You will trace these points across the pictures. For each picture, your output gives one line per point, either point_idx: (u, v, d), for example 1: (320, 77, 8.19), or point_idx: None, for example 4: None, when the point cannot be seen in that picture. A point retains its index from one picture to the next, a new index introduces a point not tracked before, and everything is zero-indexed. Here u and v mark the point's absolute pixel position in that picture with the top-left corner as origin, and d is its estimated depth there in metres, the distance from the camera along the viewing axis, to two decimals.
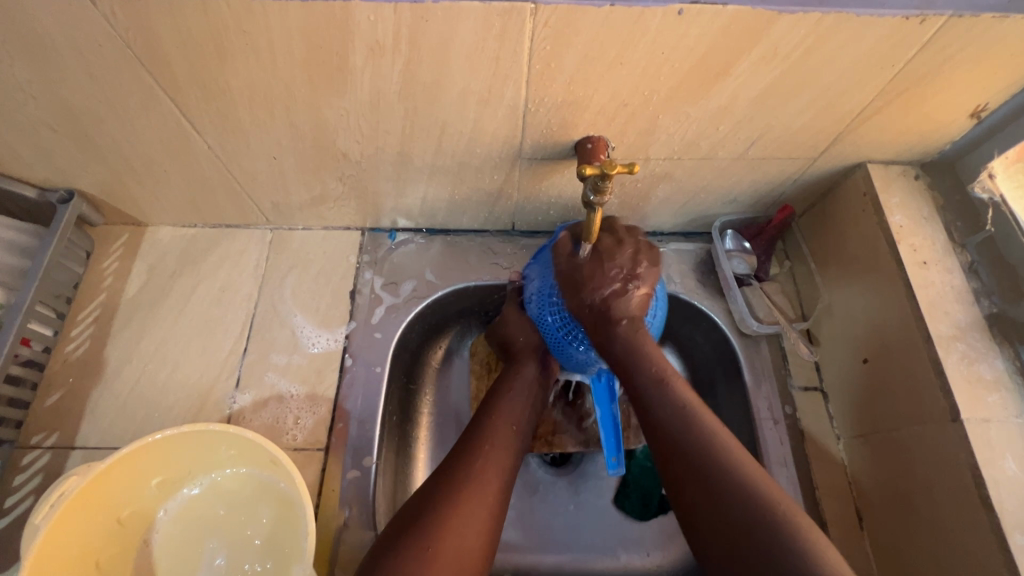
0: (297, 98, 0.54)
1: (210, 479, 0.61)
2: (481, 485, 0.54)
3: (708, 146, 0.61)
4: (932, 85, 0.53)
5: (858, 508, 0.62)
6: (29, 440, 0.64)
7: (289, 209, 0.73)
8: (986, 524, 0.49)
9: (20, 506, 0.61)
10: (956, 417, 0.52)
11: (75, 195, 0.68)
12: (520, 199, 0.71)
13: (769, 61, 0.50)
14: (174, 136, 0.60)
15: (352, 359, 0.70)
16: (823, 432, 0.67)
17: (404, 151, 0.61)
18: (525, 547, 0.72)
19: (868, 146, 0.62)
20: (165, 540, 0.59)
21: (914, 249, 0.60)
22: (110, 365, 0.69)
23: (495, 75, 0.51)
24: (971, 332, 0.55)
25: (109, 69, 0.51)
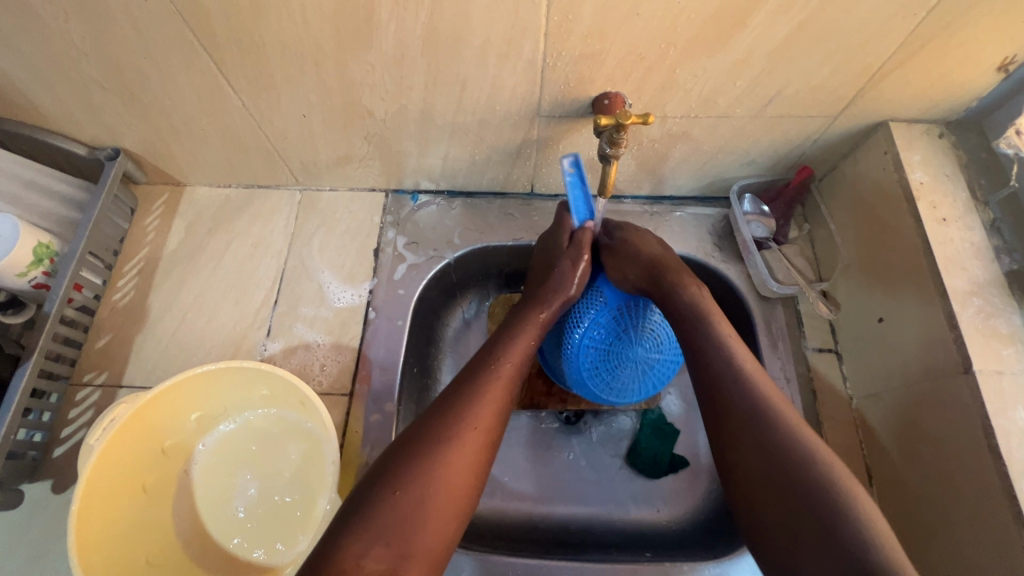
0: (325, 54, 0.56)
1: (244, 417, 0.65)
2: (468, 461, 0.50)
3: (725, 103, 0.61)
4: (956, 35, 0.52)
5: (868, 465, 0.63)
6: (82, 378, 0.69)
7: (317, 168, 0.76)
8: (992, 471, 0.49)
9: (75, 437, 0.66)
10: (969, 369, 0.52)
11: (120, 152, 0.73)
12: (539, 158, 0.72)
13: (787, 11, 0.50)
14: (211, 93, 0.63)
15: (375, 312, 0.73)
16: (836, 392, 0.67)
17: (427, 108, 0.64)
18: (535, 496, 0.75)
19: (890, 103, 0.61)
20: (204, 470, 0.64)
21: (933, 206, 0.59)
22: (153, 313, 0.74)
23: (514, 27, 0.52)
24: (989, 289, 0.55)
25: (153, 26, 0.54)
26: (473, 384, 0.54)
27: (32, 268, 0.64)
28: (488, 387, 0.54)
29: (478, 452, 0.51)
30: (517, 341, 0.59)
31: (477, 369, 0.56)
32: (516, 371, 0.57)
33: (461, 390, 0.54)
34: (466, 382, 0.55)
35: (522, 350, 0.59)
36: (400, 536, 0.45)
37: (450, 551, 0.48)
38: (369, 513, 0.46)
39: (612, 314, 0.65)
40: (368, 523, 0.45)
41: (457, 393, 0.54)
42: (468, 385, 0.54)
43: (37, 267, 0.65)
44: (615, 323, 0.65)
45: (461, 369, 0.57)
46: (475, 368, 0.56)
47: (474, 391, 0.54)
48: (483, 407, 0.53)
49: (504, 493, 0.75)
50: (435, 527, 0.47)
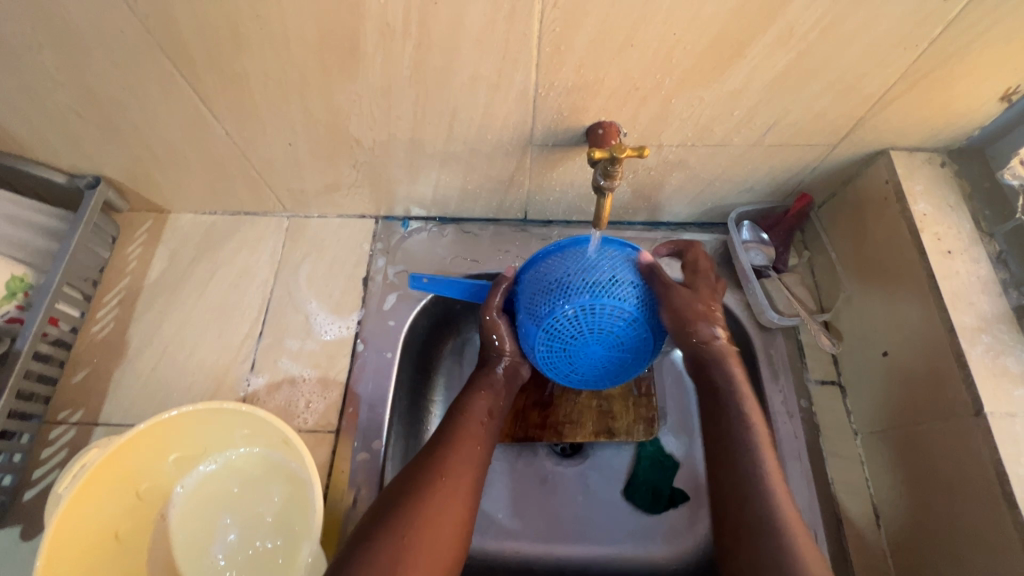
0: (310, 84, 0.55)
1: (225, 456, 0.62)
2: (445, 509, 0.51)
3: (723, 132, 0.60)
4: (958, 67, 0.51)
5: (875, 505, 0.61)
6: (56, 416, 0.66)
7: (305, 196, 0.75)
8: (1009, 521, 0.47)
9: (47, 479, 0.63)
10: (980, 411, 0.49)
11: (101, 180, 0.71)
12: (532, 187, 0.71)
13: (785, 42, 0.49)
14: (194, 122, 0.61)
15: (364, 344, 0.71)
16: (841, 428, 0.65)
17: (416, 137, 0.62)
18: (532, 536, 0.73)
19: (891, 132, 0.60)
20: (183, 514, 0.60)
21: (938, 238, 0.57)
22: (133, 346, 0.71)
23: (505, 59, 0.51)
24: (998, 324, 0.53)
25: (132, 56, 0.52)
26: (440, 438, 0.57)
27: (3, 302, 0.63)
28: (455, 439, 0.57)
29: (453, 499, 0.52)
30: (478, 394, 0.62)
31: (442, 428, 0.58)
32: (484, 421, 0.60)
33: (431, 446, 0.56)
34: (436, 437, 0.57)
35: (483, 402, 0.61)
36: None
37: None
38: (356, 568, 0.46)
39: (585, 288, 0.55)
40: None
41: (425, 447, 0.56)
42: (437, 439, 0.57)
43: (9, 301, 0.63)
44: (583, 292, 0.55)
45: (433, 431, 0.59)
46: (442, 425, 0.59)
47: (447, 443, 0.56)
48: (453, 455, 0.55)
49: (498, 532, 0.73)
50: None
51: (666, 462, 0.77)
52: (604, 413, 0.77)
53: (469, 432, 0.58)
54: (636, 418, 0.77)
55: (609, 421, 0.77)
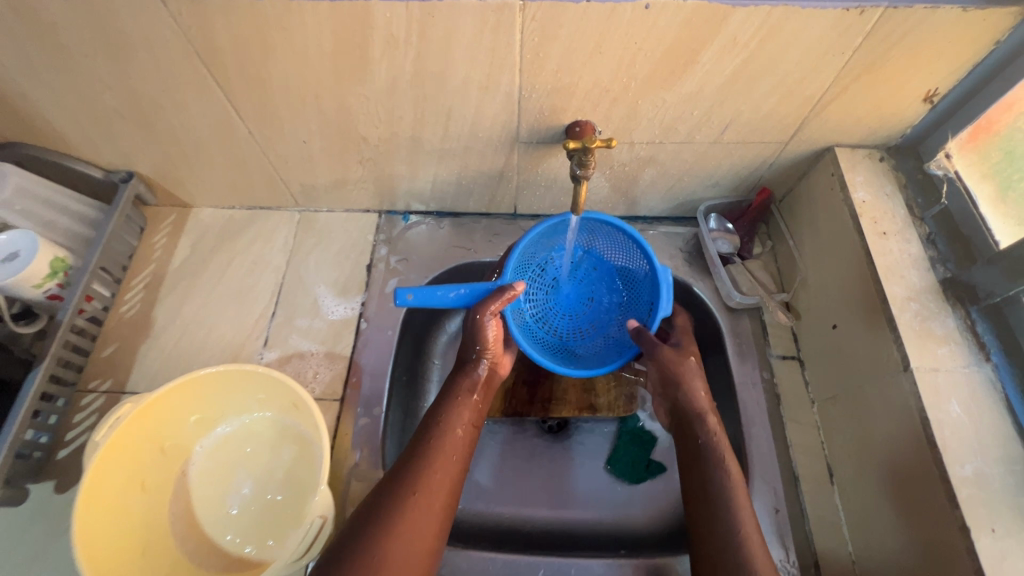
0: (325, 87, 0.63)
1: (241, 420, 0.69)
2: (411, 553, 0.53)
3: (686, 130, 0.68)
4: (883, 71, 0.59)
5: (829, 464, 0.67)
6: (87, 384, 0.73)
7: (316, 191, 0.83)
8: (929, 459, 0.52)
9: (79, 439, 0.69)
10: (908, 366, 0.56)
11: (133, 175, 0.79)
12: (520, 182, 0.79)
13: (731, 49, 0.57)
14: (222, 122, 0.69)
15: (367, 323, 0.78)
16: (799, 396, 0.72)
17: (416, 135, 0.70)
18: (519, 503, 0.79)
19: (833, 130, 0.68)
20: (201, 470, 0.67)
21: (875, 221, 0.65)
22: (158, 324, 0.78)
23: (492, 64, 0.59)
24: (925, 294, 0.60)
25: (173, 62, 0.61)
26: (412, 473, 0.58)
27: (47, 280, 0.70)
28: (418, 487, 0.57)
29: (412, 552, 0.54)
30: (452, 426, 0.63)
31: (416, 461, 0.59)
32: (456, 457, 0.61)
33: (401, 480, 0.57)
34: (406, 472, 0.58)
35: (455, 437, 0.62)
36: None
37: None
38: None
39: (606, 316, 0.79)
40: None
41: (395, 480, 0.58)
42: (398, 483, 0.57)
43: (52, 279, 0.70)
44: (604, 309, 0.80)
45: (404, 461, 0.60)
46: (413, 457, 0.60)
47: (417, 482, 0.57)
48: (413, 503, 0.56)
49: (487, 499, 0.79)
50: None
51: (644, 436, 0.84)
52: (588, 391, 0.84)
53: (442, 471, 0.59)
54: (617, 395, 0.84)
55: (593, 399, 0.83)
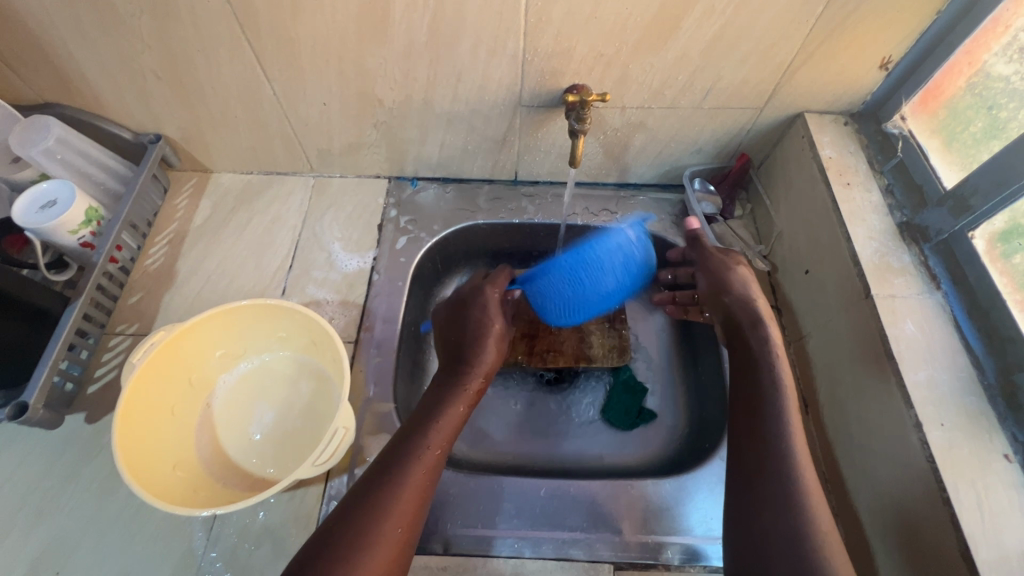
0: (349, 49, 0.70)
1: (261, 358, 0.74)
2: (387, 539, 0.50)
3: (671, 95, 0.76)
4: (843, 39, 0.68)
5: (805, 398, 0.73)
6: (115, 327, 0.78)
7: (331, 156, 0.89)
8: (888, 370, 0.59)
9: (107, 376, 0.74)
10: (868, 293, 0.63)
11: (161, 137, 0.85)
12: (521, 147, 0.86)
13: (710, 16, 0.65)
14: (249, 84, 0.76)
15: (379, 274, 0.84)
16: (777, 339, 0.79)
17: (428, 97, 0.77)
18: (520, 447, 0.85)
19: (803, 96, 0.76)
20: (224, 402, 0.72)
21: (840, 174, 0.73)
22: (181, 275, 0.83)
23: (500, 28, 0.67)
24: (884, 234, 0.68)
25: (212, 23, 0.67)
26: (395, 459, 0.56)
27: (82, 227, 0.74)
28: (399, 470, 0.55)
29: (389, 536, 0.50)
30: (444, 412, 0.62)
31: (401, 446, 0.57)
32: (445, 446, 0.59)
33: (383, 465, 0.55)
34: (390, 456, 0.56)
35: (449, 421, 0.61)
36: None
37: None
38: None
39: (616, 261, 0.70)
40: None
41: (377, 467, 0.55)
42: (384, 465, 0.55)
43: (86, 227, 0.75)
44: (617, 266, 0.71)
45: (388, 449, 0.58)
46: (402, 441, 0.58)
47: (400, 467, 0.55)
48: (395, 486, 0.53)
49: (490, 443, 0.85)
50: None
51: (637, 386, 0.88)
52: (582, 342, 0.89)
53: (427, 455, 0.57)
54: (609, 346, 0.89)
55: (587, 349, 0.88)
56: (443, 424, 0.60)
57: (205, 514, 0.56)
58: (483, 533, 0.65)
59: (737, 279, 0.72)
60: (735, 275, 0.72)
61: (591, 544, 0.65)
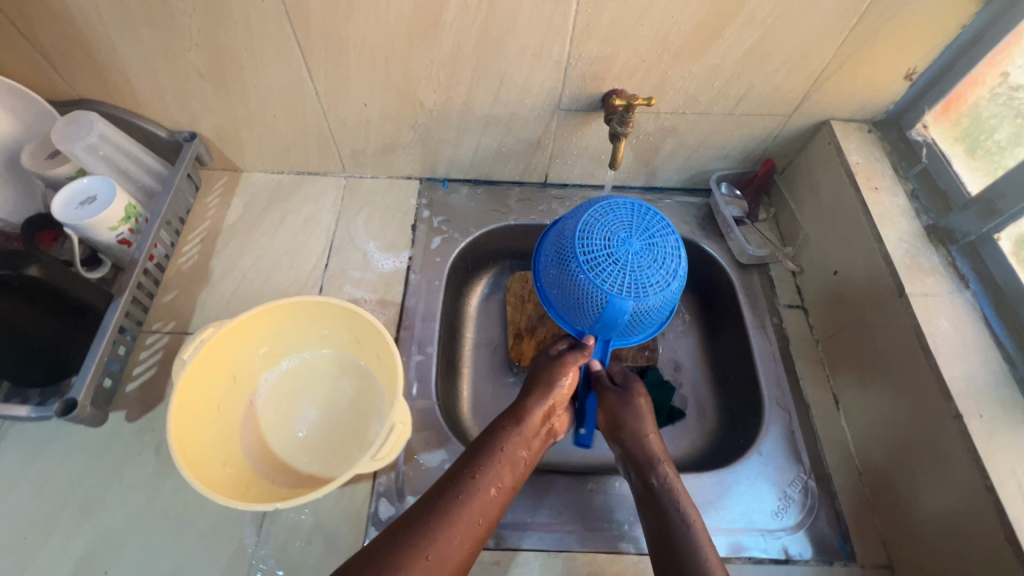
0: (397, 51, 0.71)
1: (302, 356, 0.74)
2: (460, 540, 0.54)
3: (706, 101, 0.78)
4: (872, 51, 0.71)
5: (835, 393, 0.77)
6: (151, 325, 0.77)
7: (365, 156, 0.90)
8: (926, 365, 0.62)
9: (146, 374, 0.73)
10: (902, 292, 0.66)
11: (196, 135, 0.85)
12: (554, 150, 0.88)
13: (750, 26, 0.68)
14: (292, 83, 0.76)
15: (416, 273, 0.84)
16: (804, 337, 0.82)
17: (469, 100, 0.79)
18: (550, 447, 0.80)
19: (830, 104, 0.79)
20: (267, 399, 0.72)
21: (869, 179, 0.76)
22: (216, 273, 0.83)
23: (547, 33, 0.68)
24: (913, 236, 0.71)
25: (263, 23, 0.68)
26: (480, 462, 0.60)
27: (122, 224, 0.74)
28: (481, 477, 0.59)
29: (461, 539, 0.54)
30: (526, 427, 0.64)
31: (486, 451, 0.61)
32: (522, 464, 0.63)
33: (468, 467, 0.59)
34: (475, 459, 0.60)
35: (529, 438, 0.64)
36: None
37: None
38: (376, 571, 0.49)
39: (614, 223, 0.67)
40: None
41: (463, 465, 0.60)
42: (469, 467, 0.59)
43: (126, 223, 0.74)
44: (626, 259, 0.65)
45: (474, 449, 0.62)
46: (488, 443, 0.62)
47: (482, 473, 0.59)
48: (474, 491, 0.57)
49: None
50: None
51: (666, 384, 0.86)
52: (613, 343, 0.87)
53: (506, 469, 0.60)
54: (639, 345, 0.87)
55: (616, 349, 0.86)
56: (523, 442, 0.63)
57: (260, 509, 0.55)
58: (533, 526, 0.66)
59: (631, 411, 0.69)
60: (624, 398, 0.70)
61: (637, 537, 0.66)
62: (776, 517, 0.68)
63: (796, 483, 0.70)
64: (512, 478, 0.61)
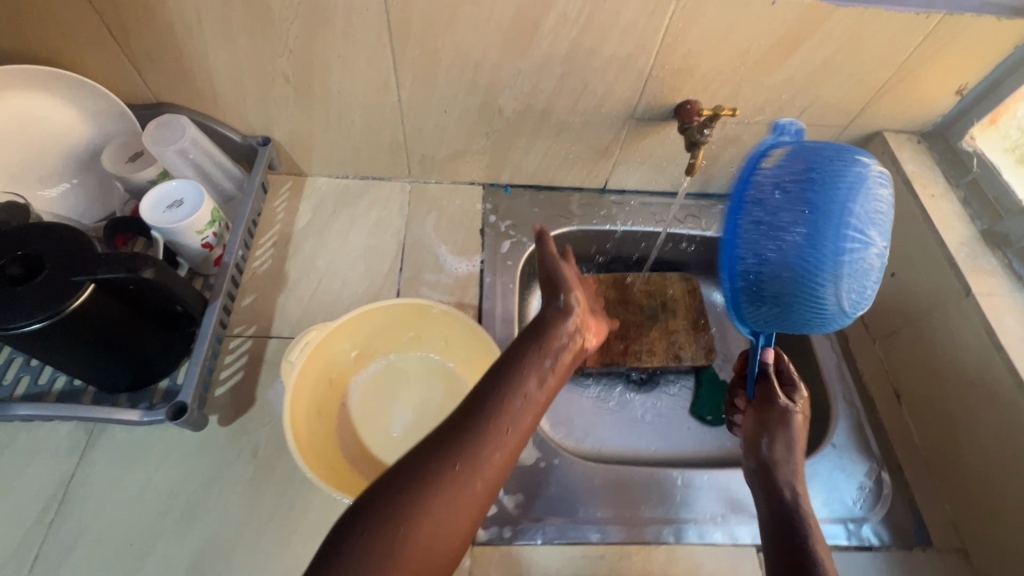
0: (488, 60, 0.73)
1: (389, 358, 0.76)
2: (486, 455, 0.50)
3: (771, 112, 0.83)
4: (931, 68, 0.76)
5: (895, 387, 0.81)
6: (233, 330, 0.77)
7: (433, 162, 0.91)
8: (1000, 359, 0.67)
9: (233, 378, 0.73)
10: (970, 292, 0.71)
11: (270, 140, 0.85)
12: (619, 157, 0.91)
13: (825, 43, 0.72)
14: (377, 89, 0.77)
15: (491, 276, 0.86)
16: (859, 335, 0.86)
17: (548, 108, 0.81)
18: (620, 443, 0.88)
19: (884, 117, 0.84)
20: (358, 401, 0.72)
21: (924, 187, 0.81)
22: (292, 277, 0.83)
23: (636, 46, 0.72)
24: (971, 240, 0.76)
25: (362, 31, 0.69)
26: (504, 378, 0.56)
27: (208, 228, 0.73)
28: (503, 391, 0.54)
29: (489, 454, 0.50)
30: (552, 339, 0.60)
31: (508, 366, 0.57)
32: (551, 376, 0.58)
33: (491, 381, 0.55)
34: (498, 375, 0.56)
35: (557, 349, 0.60)
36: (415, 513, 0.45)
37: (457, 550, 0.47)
38: (397, 493, 0.46)
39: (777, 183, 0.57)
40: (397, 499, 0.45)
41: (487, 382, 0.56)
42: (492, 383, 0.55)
43: (211, 227, 0.74)
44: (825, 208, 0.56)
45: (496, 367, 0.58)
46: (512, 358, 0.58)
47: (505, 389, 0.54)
48: (502, 405, 0.53)
49: (591, 440, 0.87)
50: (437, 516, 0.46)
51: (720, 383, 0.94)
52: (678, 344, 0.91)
53: (529, 379, 0.56)
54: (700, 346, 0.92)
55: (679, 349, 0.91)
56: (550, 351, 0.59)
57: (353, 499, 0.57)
58: (629, 519, 0.68)
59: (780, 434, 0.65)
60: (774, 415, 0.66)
61: (732, 528, 0.69)
62: (855, 506, 0.72)
63: (870, 474, 0.74)
64: (543, 390, 0.57)
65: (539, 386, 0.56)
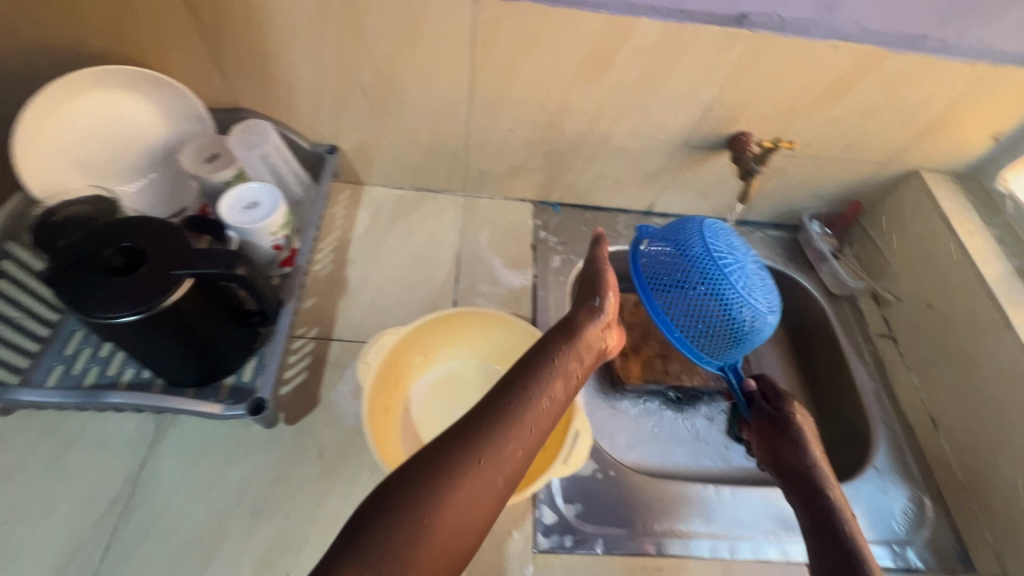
0: (560, 84, 0.77)
1: (449, 365, 0.78)
2: (513, 444, 0.51)
3: (818, 146, 0.87)
4: (971, 113, 0.81)
5: (932, 416, 0.84)
6: (296, 330, 0.78)
7: (489, 177, 0.94)
8: None
9: (297, 378, 0.74)
10: (1010, 325, 0.74)
11: (337, 148, 0.88)
12: (668, 182, 0.95)
13: (876, 85, 0.77)
14: (449, 106, 0.81)
15: (545, 290, 0.89)
16: (895, 363, 0.90)
17: (608, 132, 0.85)
18: (663, 460, 0.89)
19: (922, 157, 0.89)
20: (420, 406, 0.74)
21: (961, 224, 0.85)
22: (352, 282, 0.85)
23: (701, 78, 0.76)
24: (1008, 277, 0.80)
25: (446, 51, 0.73)
26: (531, 371, 0.58)
27: (280, 229, 0.75)
28: (530, 385, 0.56)
29: (516, 442, 0.52)
30: (576, 342, 0.62)
31: (534, 362, 0.59)
32: (573, 376, 0.60)
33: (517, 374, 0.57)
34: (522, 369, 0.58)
35: (577, 353, 0.62)
36: (445, 491, 0.47)
37: (481, 533, 0.48)
38: (428, 471, 0.47)
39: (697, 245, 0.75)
40: (428, 478, 0.47)
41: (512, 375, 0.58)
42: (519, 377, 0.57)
43: (283, 229, 0.75)
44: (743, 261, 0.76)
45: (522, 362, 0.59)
46: (537, 353, 0.60)
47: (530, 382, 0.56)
48: (528, 397, 0.55)
49: (634, 458, 0.88)
50: (463, 496, 0.47)
51: None
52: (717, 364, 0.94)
53: (556, 378, 0.58)
54: None
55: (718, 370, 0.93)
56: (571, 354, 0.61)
57: None
58: (685, 533, 0.70)
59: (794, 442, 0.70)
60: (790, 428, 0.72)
61: (784, 546, 0.71)
62: (899, 529, 0.74)
63: (913, 499, 0.76)
64: (565, 389, 0.59)
65: (563, 384, 0.58)
